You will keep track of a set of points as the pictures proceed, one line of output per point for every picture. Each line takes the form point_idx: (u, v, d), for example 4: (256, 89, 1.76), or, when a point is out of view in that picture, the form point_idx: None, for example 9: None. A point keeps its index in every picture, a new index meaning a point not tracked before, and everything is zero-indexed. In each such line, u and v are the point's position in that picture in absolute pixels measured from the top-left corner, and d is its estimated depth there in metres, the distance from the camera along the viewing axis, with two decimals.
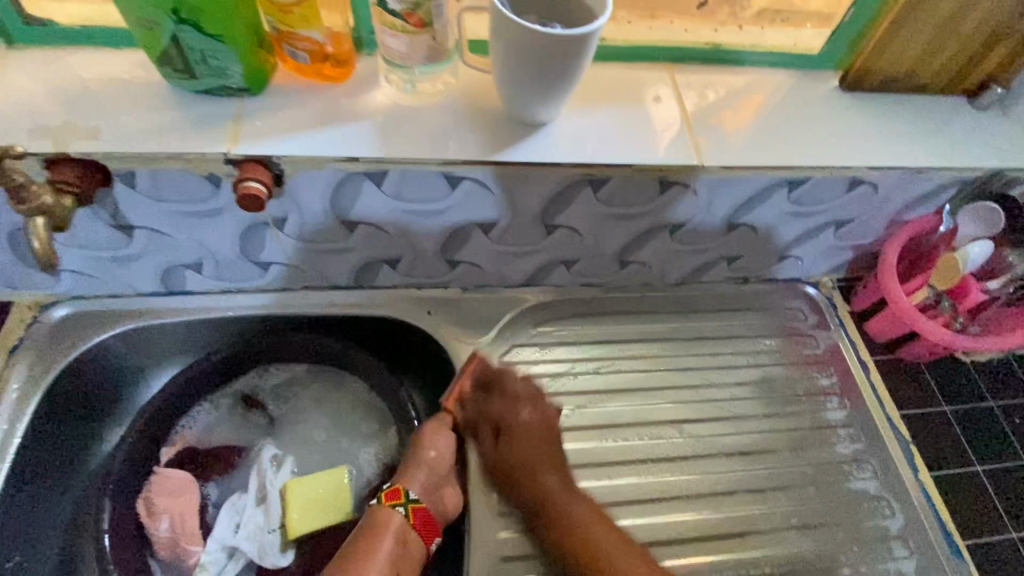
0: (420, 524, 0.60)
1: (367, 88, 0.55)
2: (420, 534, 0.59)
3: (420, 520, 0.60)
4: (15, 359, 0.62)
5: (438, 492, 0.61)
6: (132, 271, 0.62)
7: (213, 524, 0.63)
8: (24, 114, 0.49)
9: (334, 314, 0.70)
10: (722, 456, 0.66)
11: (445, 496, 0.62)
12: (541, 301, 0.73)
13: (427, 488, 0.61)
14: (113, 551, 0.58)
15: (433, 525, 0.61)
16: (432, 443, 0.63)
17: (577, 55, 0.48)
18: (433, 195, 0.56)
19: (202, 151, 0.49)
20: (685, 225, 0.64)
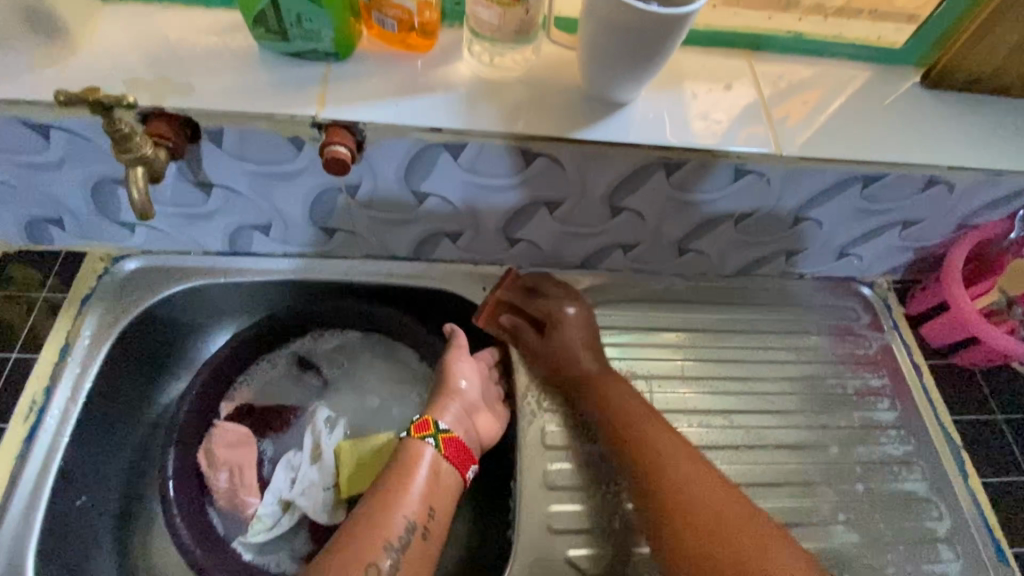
0: (454, 453, 0.60)
1: (449, 59, 0.55)
2: (454, 463, 0.59)
3: (452, 450, 0.60)
4: (86, 308, 0.63)
5: (468, 419, 0.64)
6: (204, 228, 0.63)
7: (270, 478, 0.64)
8: (120, 66, 0.50)
9: (392, 284, 0.71)
10: (771, 447, 0.66)
11: (477, 422, 0.64)
12: (595, 285, 0.73)
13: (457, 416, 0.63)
14: (178, 496, 0.59)
15: (467, 453, 0.61)
16: (457, 374, 0.65)
17: (668, 36, 0.47)
18: (507, 170, 0.56)
19: (292, 112, 0.50)
20: (751, 215, 0.64)
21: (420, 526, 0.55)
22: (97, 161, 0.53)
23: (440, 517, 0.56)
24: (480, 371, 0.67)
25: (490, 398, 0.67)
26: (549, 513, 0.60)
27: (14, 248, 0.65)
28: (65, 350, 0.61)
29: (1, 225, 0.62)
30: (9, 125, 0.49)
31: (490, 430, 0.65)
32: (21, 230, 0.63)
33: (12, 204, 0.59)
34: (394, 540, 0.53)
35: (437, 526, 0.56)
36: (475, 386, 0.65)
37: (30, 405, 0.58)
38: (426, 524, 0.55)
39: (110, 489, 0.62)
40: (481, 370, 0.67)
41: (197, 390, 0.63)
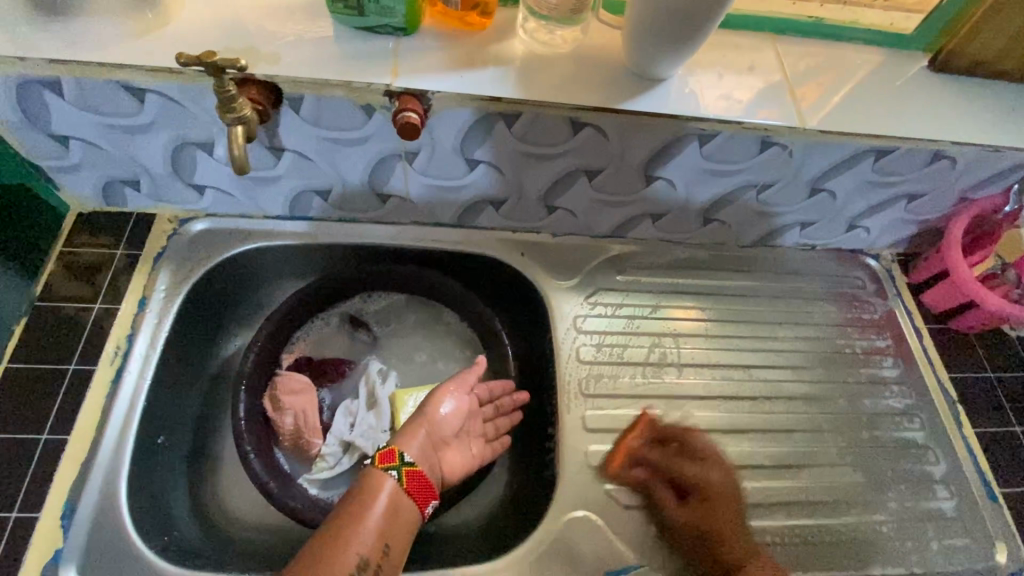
0: (415, 488, 0.57)
1: (504, 36, 0.60)
2: (416, 497, 0.57)
3: (415, 484, 0.57)
4: (159, 265, 0.68)
5: (434, 455, 0.63)
6: (269, 192, 0.68)
7: (330, 423, 0.71)
8: (210, 36, 0.55)
9: (437, 248, 0.76)
10: (786, 399, 0.73)
11: (442, 458, 0.64)
12: (624, 252, 0.79)
13: (424, 447, 0.62)
14: (249, 436, 0.64)
15: (430, 489, 0.58)
16: (444, 405, 0.65)
17: (711, 17, 0.53)
18: (555, 140, 0.62)
19: (368, 81, 0.55)
20: (772, 186, 0.70)
21: (372, 564, 0.52)
22: (184, 123, 0.58)
23: (395, 555, 0.54)
24: (467, 407, 0.67)
25: (466, 436, 0.67)
26: (589, 452, 0.65)
27: (88, 210, 0.70)
28: (143, 302, 0.66)
29: (80, 187, 0.66)
30: (110, 88, 0.53)
31: (451, 471, 0.64)
32: (97, 191, 0.67)
33: (94, 165, 0.63)
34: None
35: (389, 565, 0.53)
36: (451, 421, 0.65)
37: (114, 351, 0.63)
38: (380, 562, 0.53)
39: (181, 433, 0.68)
40: (469, 406, 0.68)
41: (262, 343, 0.69)
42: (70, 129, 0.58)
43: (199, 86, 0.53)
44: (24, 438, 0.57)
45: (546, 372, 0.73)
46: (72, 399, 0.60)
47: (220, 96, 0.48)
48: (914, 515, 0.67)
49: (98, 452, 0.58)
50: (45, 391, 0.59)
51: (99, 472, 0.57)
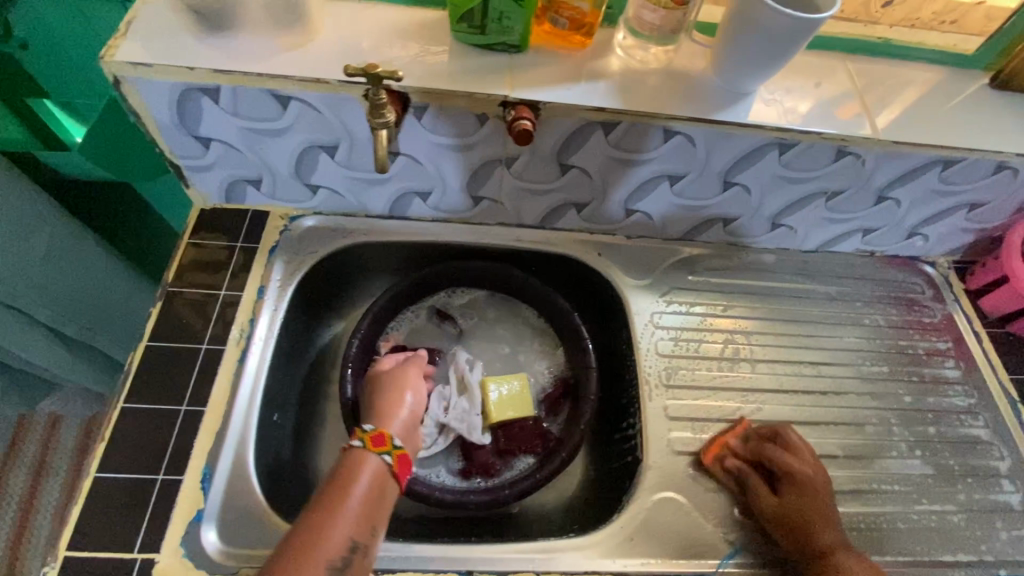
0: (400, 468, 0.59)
1: (603, 54, 0.66)
2: (400, 477, 0.59)
3: (404, 465, 0.60)
4: (274, 257, 0.75)
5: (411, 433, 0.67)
6: (374, 192, 0.75)
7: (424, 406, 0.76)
8: (347, 52, 0.61)
9: (520, 248, 0.82)
10: (853, 394, 0.77)
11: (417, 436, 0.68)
12: (695, 253, 0.83)
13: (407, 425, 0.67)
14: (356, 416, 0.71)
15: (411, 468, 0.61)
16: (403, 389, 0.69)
17: (804, 39, 0.58)
18: (645, 147, 0.68)
19: (488, 93, 0.61)
20: (841, 194, 0.75)
21: (362, 544, 0.52)
22: (317, 129, 0.64)
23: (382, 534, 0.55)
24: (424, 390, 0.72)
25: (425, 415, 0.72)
26: (671, 438, 0.69)
27: (208, 206, 0.76)
28: (262, 290, 0.72)
29: (207, 185, 0.73)
30: (261, 96, 0.60)
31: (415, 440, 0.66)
32: (221, 189, 0.74)
33: (225, 165, 0.70)
34: (337, 560, 0.50)
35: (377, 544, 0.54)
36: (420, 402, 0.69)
37: (240, 334, 0.69)
38: (367, 542, 0.53)
39: (288, 412, 0.74)
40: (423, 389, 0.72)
41: (365, 331, 0.76)
42: (215, 131, 0.65)
43: (340, 95, 0.60)
44: (167, 409, 0.63)
45: (625, 364, 0.78)
46: (206, 376, 0.66)
47: (371, 102, 0.54)
48: (983, 507, 0.70)
49: (230, 424, 0.63)
50: (182, 368, 0.66)
51: (232, 442, 0.63)
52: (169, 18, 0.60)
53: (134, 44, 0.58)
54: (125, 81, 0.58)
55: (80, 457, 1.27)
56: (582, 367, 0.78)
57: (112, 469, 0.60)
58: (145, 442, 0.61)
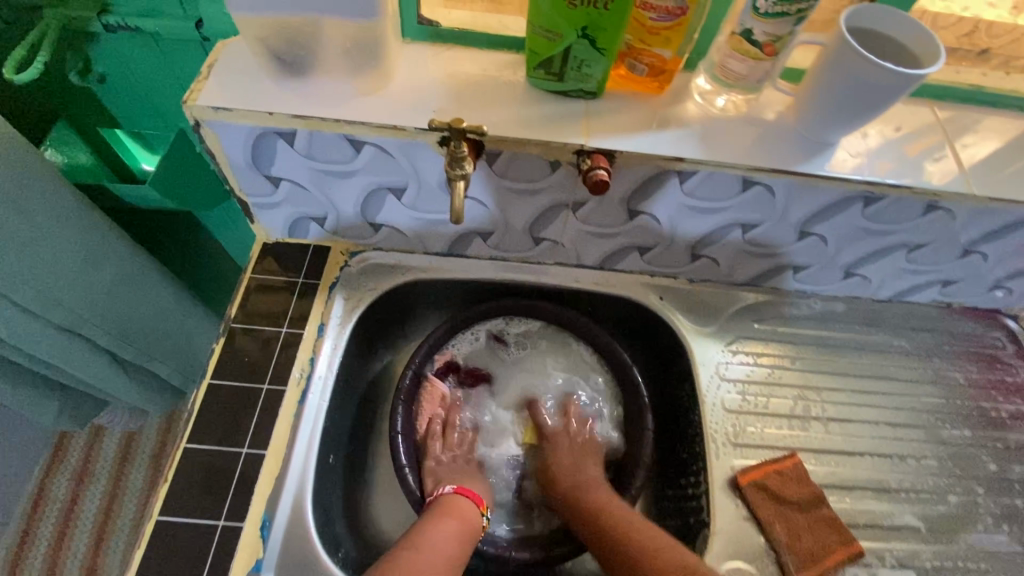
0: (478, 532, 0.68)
1: (680, 99, 0.64)
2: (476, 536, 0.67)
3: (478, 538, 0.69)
4: (333, 293, 0.74)
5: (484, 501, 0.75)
6: (436, 231, 0.74)
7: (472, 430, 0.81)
8: (422, 97, 0.61)
9: (577, 289, 0.80)
10: (930, 458, 0.73)
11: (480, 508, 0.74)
12: (760, 299, 0.80)
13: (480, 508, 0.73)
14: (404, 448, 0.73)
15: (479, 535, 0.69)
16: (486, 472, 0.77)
17: (901, 93, 0.55)
18: (720, 196, 0.65)
19: (565, 141, 0.59)
20: (923, 247, 0.71)
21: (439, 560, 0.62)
22: (387, 171, 0.64)
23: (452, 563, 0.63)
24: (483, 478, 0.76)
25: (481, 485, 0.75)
26: (739, 504, 0.66)
27: (272, 239, 0.77)
28: (322, 328, 0.72)
29: (272, 221, 0.73)
30: (335, 140, 0.60)
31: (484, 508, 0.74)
32: (285, 225, 0.74)
33: (292, 203, 0.70)
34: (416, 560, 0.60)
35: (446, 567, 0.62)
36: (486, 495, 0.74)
37: (300, 373, 0.68)
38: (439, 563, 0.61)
39: (343, 451, 0.73)
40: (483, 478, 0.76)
41: (419, 361, 0.77)
42: (286, 172, 0.64)
43: (414, 141, 0.59)
44: (228, 451, 0.63)
45: (687, 415, 0.75)
46: (265, 418, 0.65)
47: (450, 155, 0.54)
48: None
49: (288, 470, 0.63)
50: (241, 408, 0.65)
51: (290, 487, 0.62)
52: (248, 61, 0.60)
53: (215, 89, 0.58)
54: (204, 124, 0.58)
55: (121, 464, 1.25)
56: (637, 412, 0.77)
57: (175, 511, 0.59)
58: (206, 486, 0.61)
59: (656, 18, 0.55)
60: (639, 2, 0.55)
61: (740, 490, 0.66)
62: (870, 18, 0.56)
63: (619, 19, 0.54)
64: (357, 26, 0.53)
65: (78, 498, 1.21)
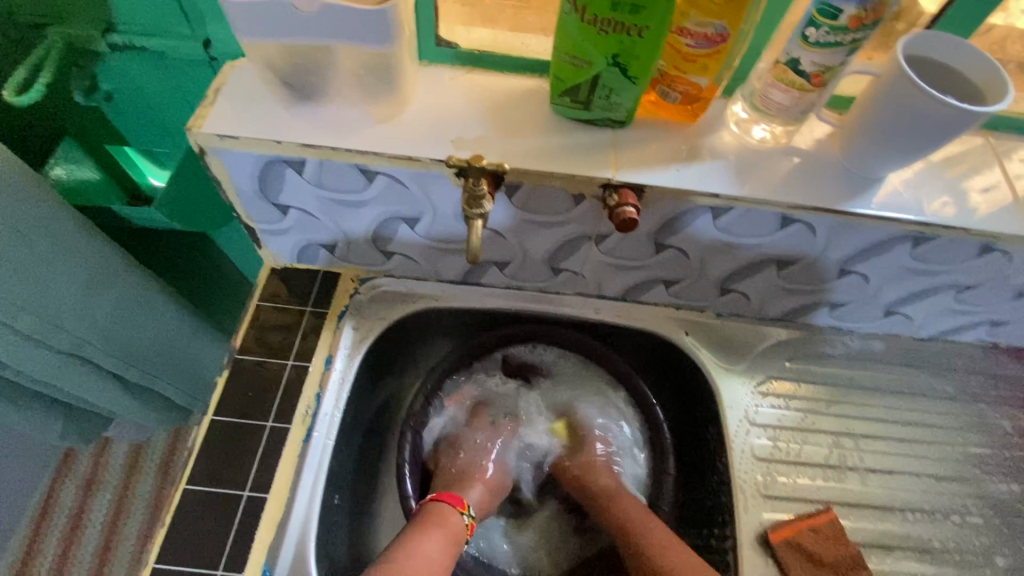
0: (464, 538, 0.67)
1: (715, 128, 0.60)
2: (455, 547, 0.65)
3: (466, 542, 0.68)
4: (343, 322, 0.71)
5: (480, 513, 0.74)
6: (450, 260, 0.70)
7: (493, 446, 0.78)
8: (439, 125, 0.57)
9: (597, 319, 0.76)
10: (972, 515, 0.68)
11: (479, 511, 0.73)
12: (793, 336, 0.75)
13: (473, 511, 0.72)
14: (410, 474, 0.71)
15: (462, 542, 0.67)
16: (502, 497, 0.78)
17: (961, 130, 0.50)
18: (758, 231, 0.61)
19: (591, 174, 0.55)
20: (974, 288, 0.66)
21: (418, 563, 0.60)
22: (400, 202, 0.60)
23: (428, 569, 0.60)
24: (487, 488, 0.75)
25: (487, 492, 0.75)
26: (768, 563, 0.62)
27: (280, 264, 0.74)
28: (330, 360, 0.68)
29: (280, 247, 0.70)
30: (347, 170, 0.56)
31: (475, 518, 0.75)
32: (293, 250, 0.71)
33: (300, 230, 0.66)
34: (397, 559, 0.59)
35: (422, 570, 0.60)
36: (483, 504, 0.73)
37: (306, 409, 0.65)
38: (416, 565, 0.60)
39: (350, 490, 0.70)
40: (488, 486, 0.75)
41: (428, 388, 0.74)
42: (295, 200, 0.61)
43: (430, 171, 0.55)
44: (230, 494, 0.60)
45: (715, 460, 0.71)
46: (269, 459, 0.62)
47: (468, 193, 0.51)
48: None
49: (291, 515, 0.60)
50: (244, 448, 0.63)
51: (293, 534, 0.59)
52: (257, 85, 0.57)
53: (221, 115, 0.55)
54: (209, 151, 0.55)
55: (130, 473, 1.20)
56: (659, 447, 0.73)
57: (175, 558, 0.57)
58: (206, 531, 0.58)
59: (693, 45, 0.51)
60: (674, 28, 0.51)
61: (770, 548, 0.63)
62: (929, 47, 0.51)
63: (654, 47, 0.50)
64: (371, 52, 0.50)
65: (87, 506, 1.16)
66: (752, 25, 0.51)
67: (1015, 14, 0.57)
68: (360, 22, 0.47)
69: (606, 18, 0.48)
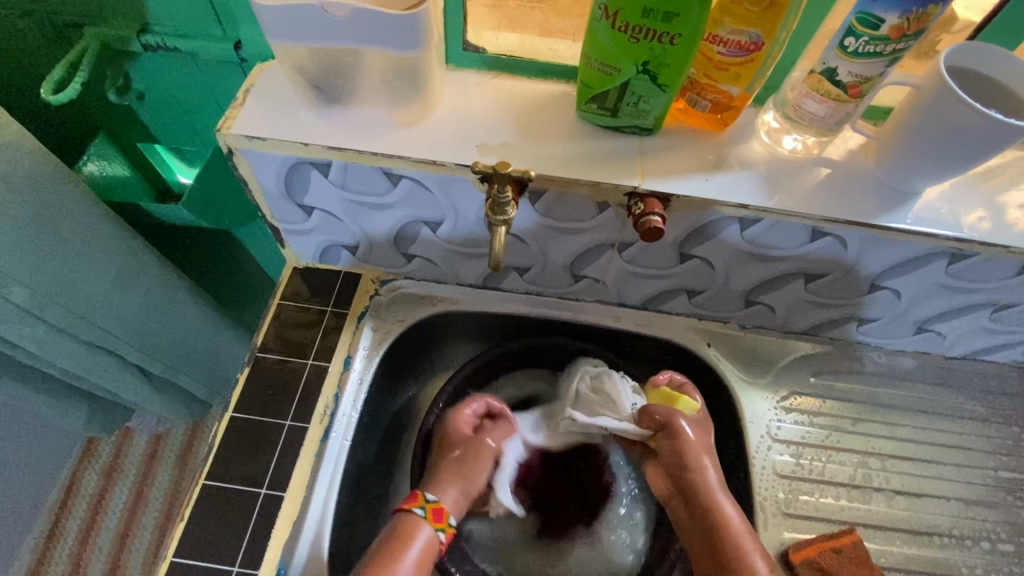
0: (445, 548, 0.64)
1: (744, 138, 0.59)
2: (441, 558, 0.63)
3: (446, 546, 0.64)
4: (362, 322, 0.71)
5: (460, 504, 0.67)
6: (471, 265, 0.70)
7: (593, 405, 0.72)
8: (465, 129, 0.57)
9: (616, 328, 0.75)
10: (1003, 541, 0.66)
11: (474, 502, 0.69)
12: (818, 350, 0.73)
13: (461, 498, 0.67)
14: None
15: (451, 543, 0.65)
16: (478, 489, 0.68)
17: (1005, 146, 0.48)
18: (787, 244, 0.59)
19: (617, 182, 0.55)
20: (1010, 307, 0.64)
21: None
22: (423, 205, 0.60)
23: None
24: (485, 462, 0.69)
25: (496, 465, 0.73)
26: None
27: (302, 264, 0.74)
28: (348, 361, 0.68)
29: (303, 247, 0.71)
30: (372, 173, 0.57)
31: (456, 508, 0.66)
32: (316, 251, 0.71)
33: (323, 231, 0.67)
34: None
35: None
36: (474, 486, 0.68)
37: (324, 409, 0.66)
38: None
39: (364, 492, 0.70)
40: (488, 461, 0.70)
41: (443, 402, 0.73)
42: (319, 201, 0.62)
43: (453, 176, 0.55)
44: (245, 491, 0.61)
45: (737, 476, 0.69)
46: (287, 457, 0.63)
47: (492, 199, 0.51)
48: None
49: (307, 515, 0.60)
50: (263, 444, 0.63)
51: (309, 534, 0.60)
52: (286, 87, 0.57)
53: (249, 116, 0.55)
54: (237, 152, 0.56)
55: (149, 462, 1.22)
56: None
57: (190, 553, 0.58)
58: (224, 526, 0.59)
59: (726, 53, 0.50)
60: (707, 35, 0.50)
61: (791, 568, 0.61)
62: (974, 58, 0.50)
63: (685, 54, 0.49)
64: (401, 57, 0.50)
65: (106, 494, 1.19)
66: (787, 34, 0.50)
67: None
68: (391, 27, 0.47)
69: (638, 25, 0.47)
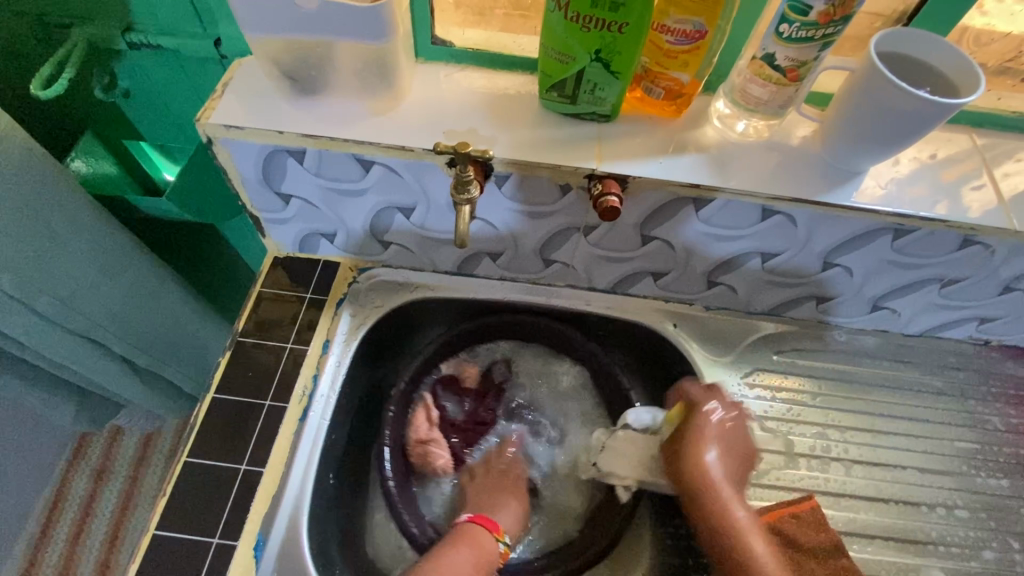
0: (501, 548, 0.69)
1: (696, 123, 0.62)
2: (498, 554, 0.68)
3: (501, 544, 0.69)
4: (341, 309, 0.74)
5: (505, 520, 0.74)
6: (444, 250, 0.73)
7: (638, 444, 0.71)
8: (432, 118, 0.60)
9: (587, 311, 0.78)
10: (958, 505, 0.68)
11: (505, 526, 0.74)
12: (778, 330, 0.76)
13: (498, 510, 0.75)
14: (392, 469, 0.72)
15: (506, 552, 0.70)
16: (503, 494, 0.75)
17: (933, 124, 0.51)
18: (739, 224, 0.62)
19: (577, 165, 0.58)
20: (957, 283, 0.67)
21: None
22: (397, 192, 0.63)
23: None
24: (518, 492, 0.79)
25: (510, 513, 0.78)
26: None
27: (282, 254, 0.77)
28: (327, 345, 0.71)
29: (283, 236, 0.73)
30: (345, 160, 0.60)
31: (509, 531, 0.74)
32: (296, 240, 0.74)
33: (302, 219, 0.70)
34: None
35: None
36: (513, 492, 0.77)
37: (303, 390, 0.68)
38: None
39: (343, 473, 0.72)
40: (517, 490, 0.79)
41: (410, 376, 0.76)
42: (297, 189, 0.65)
43: (423, 161, 0.58)
44: (226, 469, 0.63)
45: None
46: (267, 435, 0.65)
47: (458, 179, 0.54)
48: None
49: (286, 488, 0.63)
50: (245, 423, 0.66)
51: (288, 507, 0.62)
52: (262, 80, 0.60)
53: (226, 107, 0.58)
54: (217, 141, 0.59)
55: (138, 463, 1.23)
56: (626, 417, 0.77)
57: (172, 527, 0.60)
58: (206, 501, 0.61)
59: (674, 41, 0.54)
60: (655, 25, 0.54)
61: None
62: (901, 43, 0.53)
63: (634, 42, 0.52)
64: (369, 47, 0.53)
65: (96, 496, 1.19)
66: (729, 23, 0.54)
67: (993, 14, 0.59)
68: (357, 18, 0.50)
69: (588, 15, 0.50)
